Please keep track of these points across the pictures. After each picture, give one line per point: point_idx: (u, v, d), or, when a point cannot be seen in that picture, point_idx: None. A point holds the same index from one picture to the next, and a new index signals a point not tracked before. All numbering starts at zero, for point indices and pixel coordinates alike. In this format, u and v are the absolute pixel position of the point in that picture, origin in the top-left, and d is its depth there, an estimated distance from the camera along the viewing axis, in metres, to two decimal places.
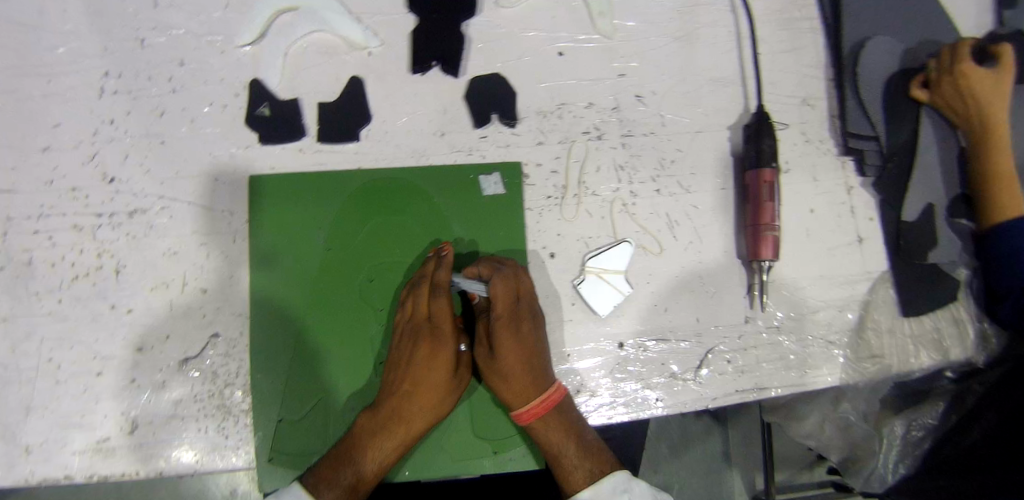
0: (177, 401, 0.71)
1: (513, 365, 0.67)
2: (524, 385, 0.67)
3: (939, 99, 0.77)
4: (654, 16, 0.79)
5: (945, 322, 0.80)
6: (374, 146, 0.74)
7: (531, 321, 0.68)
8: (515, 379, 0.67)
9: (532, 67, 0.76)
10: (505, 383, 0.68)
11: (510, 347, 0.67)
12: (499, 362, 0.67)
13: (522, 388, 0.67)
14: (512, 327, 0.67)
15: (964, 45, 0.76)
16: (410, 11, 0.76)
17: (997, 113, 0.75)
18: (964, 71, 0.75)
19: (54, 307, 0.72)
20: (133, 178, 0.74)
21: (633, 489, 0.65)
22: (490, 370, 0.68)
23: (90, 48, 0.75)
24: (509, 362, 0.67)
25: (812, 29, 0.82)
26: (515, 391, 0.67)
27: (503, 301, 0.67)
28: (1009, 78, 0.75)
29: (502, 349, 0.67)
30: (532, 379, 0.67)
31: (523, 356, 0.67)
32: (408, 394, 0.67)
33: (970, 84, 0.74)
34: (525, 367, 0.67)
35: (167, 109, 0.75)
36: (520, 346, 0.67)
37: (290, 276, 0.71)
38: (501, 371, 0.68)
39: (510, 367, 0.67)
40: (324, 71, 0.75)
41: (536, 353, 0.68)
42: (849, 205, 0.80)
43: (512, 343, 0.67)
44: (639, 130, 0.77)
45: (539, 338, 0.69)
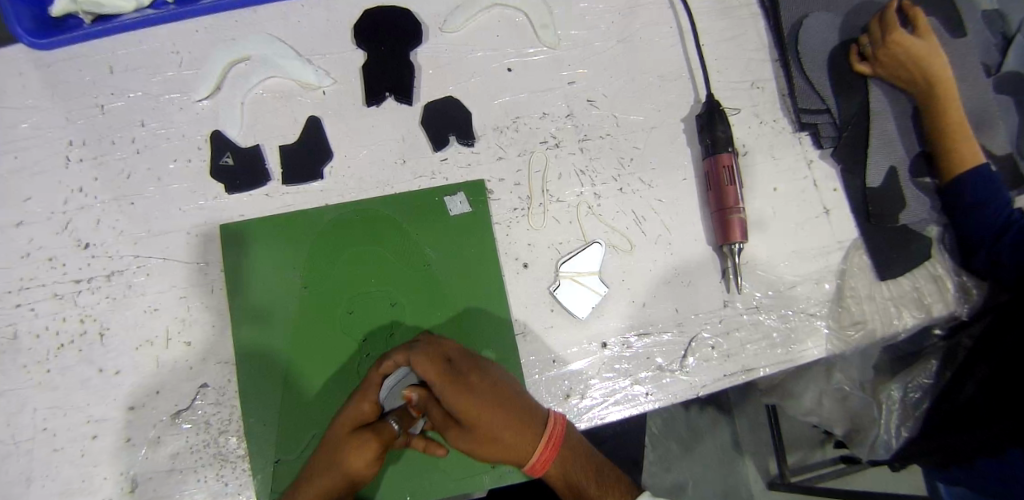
0: (173, 455, 0.71)
1: (493, 427, 0.62)
2: (508, 442, 0.63)
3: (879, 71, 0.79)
4: (595, 21, 0.81)
5: (923, 280, 0.81)
6: (339, 181, 0.75)
7: (486, 381, 0.65)
8: (500, 437, 0.63)
9: (483, 85, 0.78)
10: (485, 446, 0.63)
11: (479, 409, 0.63)
12: (470, 428, 0.63)
13: (507, 446, 0.63)
14: (469, 393, 0.63)
15: (889, 14, 0.78)
16: (359, 47, 0.78)
17: (935, 71, 0.77)
18: (896, 39, 0.77)
19: (42, 377, 0.73)
20: (107, 241, 0.75)
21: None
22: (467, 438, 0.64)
23: (55, 120, 0.78)
24: (485, 427, 0.62)
25: (751, 14, 0.84)
26: (513, 451, 0.63)
27: (436, 372, 0.63)
28: (932, 39, 0.78)
29: (465, 413, 0.62)
30: (521, 431, 0.64)
31: (497, 412, 0.63)
32: (329, 461, 0.63)
33: (907, 48, 0.76)
34: (496, 430, 0.63)
35: (134, 170, 0.76)
36: (491, 408, 0.63)
37: (272, 317, 0.72)
38: (478, 436, 0.63)
39: (487, 428, 0.63)
40: (282, 115, 0.77)
41: (501, 414, 0.63)
42: (811, 179, 0.81)
43: (474, 407, 0.62)
44: (595, 133, 0.78)
45: (498, 402, 0.64)
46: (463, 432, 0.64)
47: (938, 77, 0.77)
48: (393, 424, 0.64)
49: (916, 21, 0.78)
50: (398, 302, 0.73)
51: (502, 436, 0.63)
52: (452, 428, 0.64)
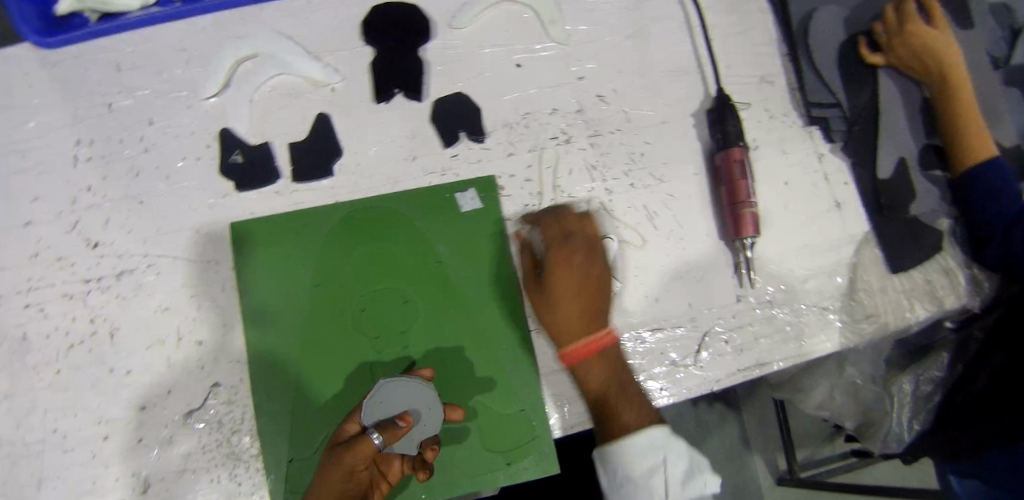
0: (186, 455, 0.71)
1: (568, 293, 0.65)
2: (561, 314, 0.65)
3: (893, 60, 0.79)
4: (604, 16, 0.81)
5: (935, 273, 0.80)
6: (349, 178, 0.75)
7: (589, 258, 0.67)
8: (568, 307, 0.65)
9: (493, 81, 0.78)
10: (545, 304, 0.66)
11: (566, 271, 0.66)
12: (547, 287, 0.66)
13: (563, 318, 0.65)
14: (568, 255, 0.67)
15: (906, 5, 0.79)
16: (367, 44, 0.78)
17: (950, 61, 0.77)
18: (911, 27, 0.77)
19: (52, 378, 0.73)
20: (116, 240, 0.74)
21: (671, 446, 0.61)
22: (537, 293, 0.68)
23: (62, 120, 0.77)
24: (563, 292, 0.65)
25: (759, 8, 0.84)
26: (565, 329, 0.65)
27: (552, 232, 0.69)
28: (946, 29, 0.78)
29: (552, 269, 0.66)
30: (578, 316, 0.65)
31: (576, 284, 0.66)
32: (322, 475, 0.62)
33: (922, 37, 0.77)
34: (578, 297, 0.66)
35: (142, 169, 0.76)
36: (578, 271, 0.66)
37: (284, 315, 0.72)
38: (551, 299, 0.66)
39: (560, 291, 0.65)
40: (290, 113, 0.76)
41: (592, 290, 0.66)
42: (822, 172, 0.81)
43: (563, 262, 0.66)
44: (606, 128, 0.78)
45: (599, 278, 0.67)
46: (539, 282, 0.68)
47: (952, 67, 0.77)
48: (374, 440, 0.60)
49: (932, 12, 0.79)
50: (411, 299, 0.72)
51: (563, 303, 0.65)
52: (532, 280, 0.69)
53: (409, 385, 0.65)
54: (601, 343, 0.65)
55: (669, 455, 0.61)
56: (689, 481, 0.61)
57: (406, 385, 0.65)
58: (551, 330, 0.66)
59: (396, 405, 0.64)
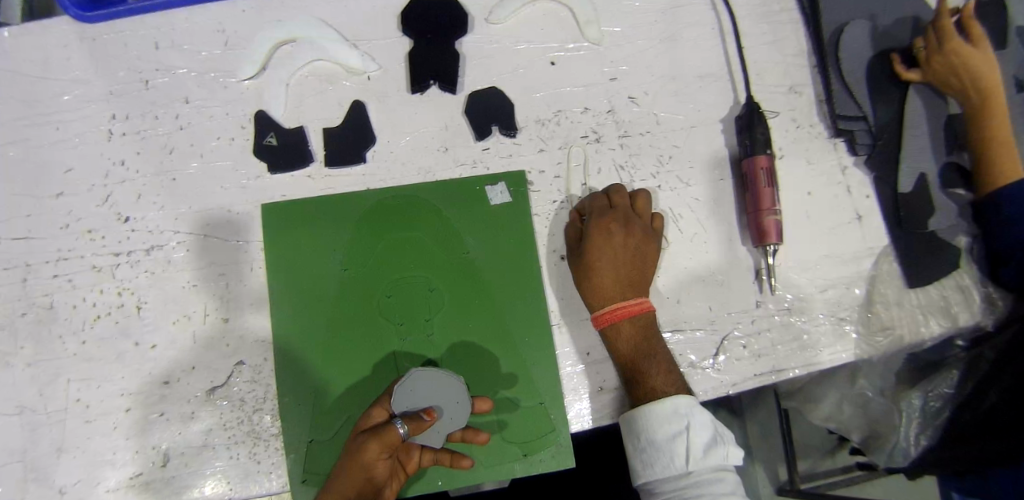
0: (207, 431, 0.71)
1: (606, 259, 0.71)
2: (591, 278, 0.71)
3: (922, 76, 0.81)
4: (638, 19, 0.82)
5: (951, 290, 0.82)
6: (381, 166, 0.76)
7: (631, 230, 0.72)
8: (604, 273, 0.71)
9: (527, 78, 0.79)
10: (583, 267, 0.72)
11: (605, 241, 0.71)
12: (587, 252, 0.72)
13: (597, 282, 0.71)
14: (613, 225, 0.71)
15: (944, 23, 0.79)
16: (405, 34, 0.79)
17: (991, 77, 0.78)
18: (953, 43, 0.78)
19: (77, 348, 0.73)
20: (148, 215, 0.75)
21: (695, 414, 0.65)
22: (575, 258, 0.73)
23: (98, 94, 0.78)
24: (602, 258, 0.71)
25: (791, 19, 0.85)
26: (601, 293, 0.71)
27: (598, 205, 0.74)
28: (983, 48, 0.79)
29: (591, 238, 0.72)
30: (609, 281, 0.71)
31: (614, 252, 0.71)
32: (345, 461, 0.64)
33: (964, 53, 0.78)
34: (617, 265, 0.71)
35: (176, 146, 0.77)
36: (617, 243, 0.71)
37: (311, 297, 0.73)
38: (589, 264, 0.71)
39: (598, 258, 0.71)
40: (326, 98, 0.77)
41: (631, 260, 0.71)
42: (845, 184, 0.82)
43: (602, 231, 0.71)
44: (636, 130, 0.79)
45: (641, 252, 0.72)
46: (576, 250, 0.73)
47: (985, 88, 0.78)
48: (399, 428, 0.63)
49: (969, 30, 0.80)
50: (436, 288, 0.73)
51: (599, 267, 0.71)
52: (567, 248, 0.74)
53: (437, 380, 0.67)
54: (633, 309, 0.69)
55: (693, 422, 0.64)
56: (709, 452, 0.64)
57: (434, 379, 0.67)
58: (586, 293, 0.71)
59: (423, 400, 0.67)
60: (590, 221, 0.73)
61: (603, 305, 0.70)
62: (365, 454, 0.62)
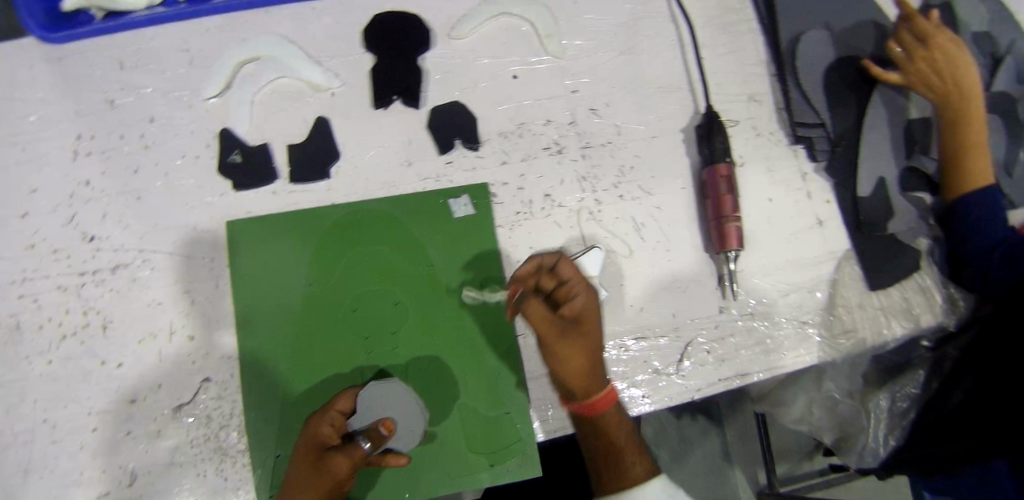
0: (173, 448, 0.72)
1: (597, 339, 0.67)
2: (587, 360, 0.66)
3: (914, 79, 0.81)
4: (599, 33, 0.83)
5: (912, 291, 0.83)
6: (345, 182, 0.76)
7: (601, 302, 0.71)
8: (596, 353, 0.67)
9: (489, 92, 0.80)
10: (582, 351, 0.65)
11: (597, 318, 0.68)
12: (585, 330, 0.66)
13: (593, 363, 0.66)
14: (598, 300, 0.69)
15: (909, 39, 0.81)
16: (368, 50, 0.80)
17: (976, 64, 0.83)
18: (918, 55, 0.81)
19: (43, 368, 0.73)
20: (113, 234, 0.76)
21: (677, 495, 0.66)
22: (573, 340, 0.65)
23: (63, 114, 0.78)
24: (595, 337, 0.67)
25: (750, 30, 0.86)
26: (590, 375, 0.66)
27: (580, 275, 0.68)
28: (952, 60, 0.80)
29: (587, 315, 0.67)
30: (600, 362, 0.67)
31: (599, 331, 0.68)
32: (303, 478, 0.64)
33: (955, 54, 0.80)
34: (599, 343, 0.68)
35: (141, 165, 0.77)
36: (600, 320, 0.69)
37: (276, 314, 0.73)
38: (589, 343, 0.66)
39: (594, 338, 0.67)
40: (290, 115, 0.78)
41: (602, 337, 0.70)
42: (805, 190, 0.83)
43: (592, 309, 0.67)
44: (597, 140, 0.80)
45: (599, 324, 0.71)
46: (569, 332, 0.66)
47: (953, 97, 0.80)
48: (364, 444, 0.65)
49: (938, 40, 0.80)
50: (401, 301, 0.74)
51: (596, 348, 0.67)
52: (555, 329, 0.65)
53: (395, 390, 0.70)
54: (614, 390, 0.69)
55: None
56: None
57: (394, 391, 0.70)
58: (579, 375, 0.66)
59: (382, 412, 0.69)
60: (580, 298, 0.67)
61: (598, 388, 0.67)
62: (330, 470, 0.63)
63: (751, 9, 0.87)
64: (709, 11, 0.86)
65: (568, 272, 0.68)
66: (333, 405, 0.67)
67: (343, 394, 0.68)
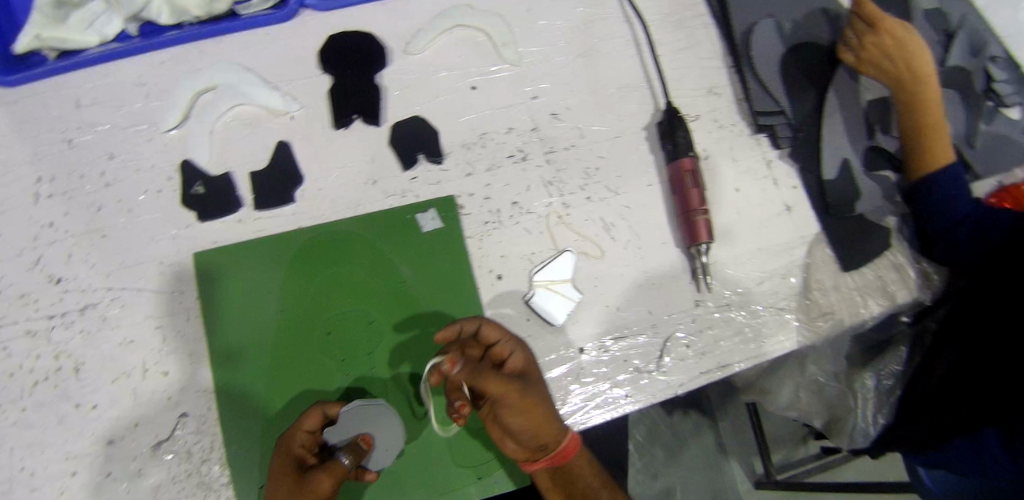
0: (155, 487, 0.71)
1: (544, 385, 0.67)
2: (546, 411, 0.63)
3: (866, 62, 0.82)
4: (554, 37, 0.84)
5: (885, 269, 0.84)
6: (311, 204, 0.76)
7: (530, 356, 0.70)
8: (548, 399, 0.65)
9: (449, 104, 0.80)
10: (540, 400, 0.63)
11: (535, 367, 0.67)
12: (533, 379, 0.65)
13: (552, 410, 0.64)
14: (530, 350, 0.68)
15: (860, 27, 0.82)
16: (325, 71, 0.80)
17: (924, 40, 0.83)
18: (866, 45, 0.81)
19: (17, 416, 0.72)
20: (80, 274, 0.75)
21: None
22: (530, 390, 0.63)
23: (21, 158, 0.78)
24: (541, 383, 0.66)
25: (703, 24, 0.87)
26: (552, 423, 0.64)
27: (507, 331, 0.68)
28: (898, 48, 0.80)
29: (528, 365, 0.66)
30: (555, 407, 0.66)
31: (541, 377, 0.67)
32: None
33: (900, 42, 0.80)
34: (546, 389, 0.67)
35: (103, 203, 0.76)
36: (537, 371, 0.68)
37: (249, 344, 0.72)
38: (540, 388, 0.65)
39: (542, 384, 0.66)
40: (250, 142, 0.78)
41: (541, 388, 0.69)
42: (771, 178, 0.84)
43: (531, 360, 0.67)
44: (561, 144, 0.80)
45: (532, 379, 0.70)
46: (524, 384, 0.63)
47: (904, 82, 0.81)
48: (343, 459, 0.62)
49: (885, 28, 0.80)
50: (375, 320, 0.73)
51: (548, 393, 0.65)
52: (514, 386, 0.62)
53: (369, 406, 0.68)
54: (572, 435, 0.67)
55: None
56: None
57: (370, 406, 0.68)
58: (545, 424, 0.63)
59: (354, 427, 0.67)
60: (517, 353, 0.66)
61: (563, 434, 0.65)
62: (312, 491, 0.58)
63: (702, 3, 0.88)
64: (662, 8, 0.87)
65: (499, 329, 0.67)
66: (301, 426, 0.64)
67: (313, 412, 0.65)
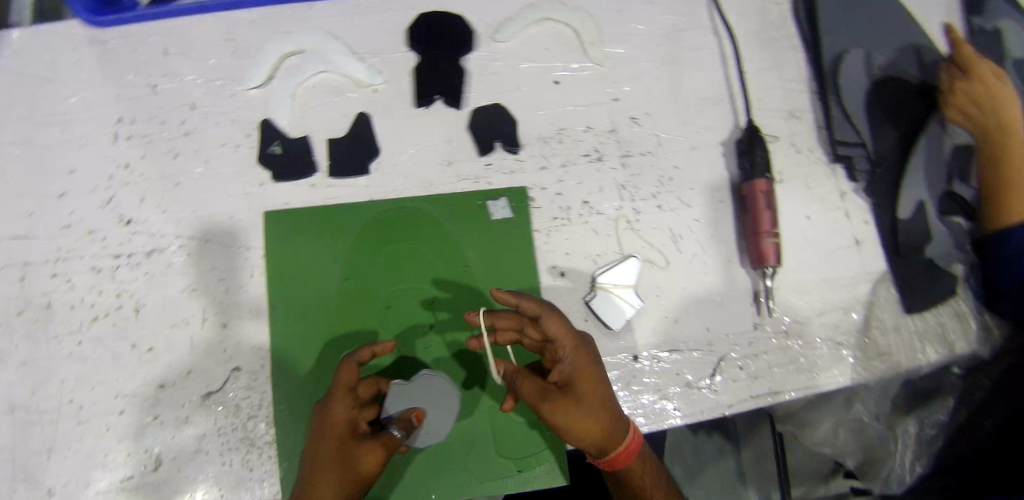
0: (199, 436, 0.71)
1: (597, 395, 0.63)
2: (583, 425, 0.62)
3: (952, 106, 0.80)
4: (641, 42, 0.83)
5: (947, 317, 0.82)
6: (385, 178, 0.76)
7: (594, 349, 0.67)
8: (597, 411, 0.63)
9: (530, 96, 0.80)
10: (576, 414, 0.61)
11: (590, 373, 0.64)
12: (575, 393, 0.63)
13: (602, 424, 0.62)
14: (590, 358, 0.65)
15: (955, 71, 0.80)
16: (411, 48, 0.80)
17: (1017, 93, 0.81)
18: (957, 88, 0.79)
19: (72, 348, 0.73)
20: (150, 218, 0.75)
21: None
22: (561, 405, 0.62)
23: (106, 97, 0.79)
24: (592, 395, 0.63)
25: (792, 46, 0.86)
26: (595, 435, 0.62)
27: (562, 332, 0.64)
28: (990, 95, 0.78)
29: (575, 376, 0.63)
30: (613, 416, 0.63)
31: (601, 385, 0.64)
32: (331, 467, 0.58)
33: (994, 90, 0.77)
34: (604, 395, 0.63)
35: (180, 151, 0.77)
36: (600, 373, 0.64)
37: (310, 308, 0.73)
38: (582, 402, 0.62)
39: (592, 396, 0.63)
40: (330, 109, 0.78)
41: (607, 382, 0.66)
42: (844, 209, 0.83)
43: (580, 368, 0.64)
44: (637, 149, 0.79)
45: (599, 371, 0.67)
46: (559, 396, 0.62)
47: (990, 130, 0.78)
48: (394, 432, 0.63)
49: (977, 75, 0.78)
50: (436, 300, 0.74)
51: (599, 408, 0.62)
52: (546, 403, 0.62)
53: (434, 383, 0.68)
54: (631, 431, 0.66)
55: None
56: None
57: (433, 383, 0.69)
58: (584, 438, 0.62)
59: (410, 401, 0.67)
60: (569, 363, 0.64)
61: (615, 442, 0.63)
62: (362, 460, 0.59)
63: (794, 25, 0.86)
64: (752, 26, 0.86)
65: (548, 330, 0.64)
66: (341, 382, 0.62)
67: (348, 363, 0.63)
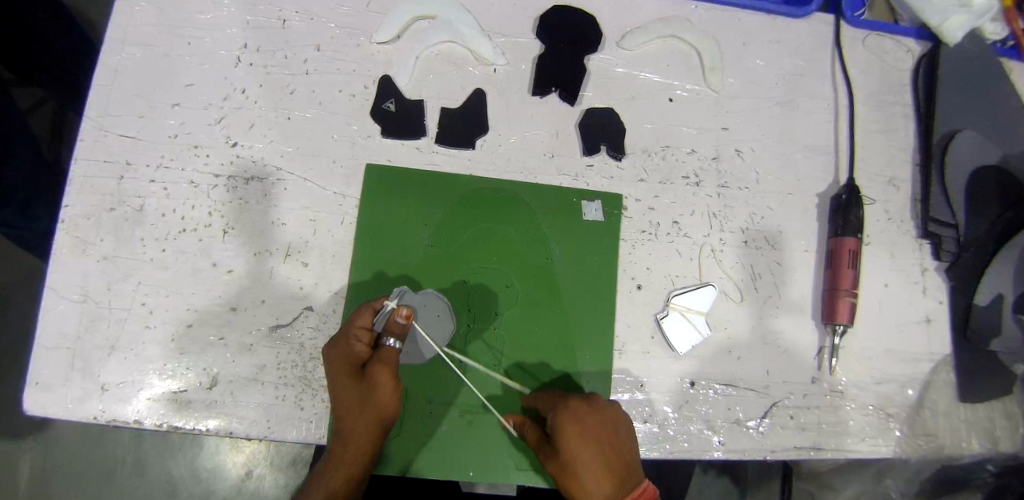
0: (260, 366, 0.73)
1: (583, 454, 0.64)
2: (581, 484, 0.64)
3: None
4: (760, 79, 0.84)
5: (998, 413, 0.82)
6: (487, 156, 0.78)
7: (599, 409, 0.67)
8: (585, 472, 0.64)
9: (643, 108, 0.81)
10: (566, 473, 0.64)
11: (574, 432, 0.65)
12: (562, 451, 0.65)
13: (588, 477, 0.63)
14: (567, 411, 0.67)
15: None
16: (538, 38, 0.81)
17: None
18: None
19: (156, 254, 0.75)
20: (255, 145, 0.77)
21: None
22: (555, 465, 0.66)
23: (236, 21, 0.80)
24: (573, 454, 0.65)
25: (904, 114, 0.86)
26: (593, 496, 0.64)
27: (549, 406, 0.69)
28: None
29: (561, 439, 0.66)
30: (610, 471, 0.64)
31: (580, 433, 0.65)
32: (354, 405, 0.65)
33: None
34: (591, 455, 0.64)
35: (297, 89, 0.79)
36: (588, 432, 0.65)
37: (391, 265, 0.75)
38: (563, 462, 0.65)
39: (575, 456, 0.64)
40: (449, 79, 0.80)
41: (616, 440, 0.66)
42: (921, 285, 0.83)
43: (566, 429, 0.66)
44: (735, 183, 0.80)
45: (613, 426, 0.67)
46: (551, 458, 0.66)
47: None
48: (393, 344, 0.67)
49: None
50: (513, 286, 0.75)
51: (587, 455, 0.64)
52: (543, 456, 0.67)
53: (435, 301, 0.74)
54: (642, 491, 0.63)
55: None
56: None
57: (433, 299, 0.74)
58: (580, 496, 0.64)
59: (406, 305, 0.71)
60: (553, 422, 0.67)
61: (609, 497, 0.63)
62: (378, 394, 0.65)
63: (910, 94, 0.87)
64: (871, 86, 0.86)
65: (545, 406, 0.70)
66: (355, 322, 0.68)
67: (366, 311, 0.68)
